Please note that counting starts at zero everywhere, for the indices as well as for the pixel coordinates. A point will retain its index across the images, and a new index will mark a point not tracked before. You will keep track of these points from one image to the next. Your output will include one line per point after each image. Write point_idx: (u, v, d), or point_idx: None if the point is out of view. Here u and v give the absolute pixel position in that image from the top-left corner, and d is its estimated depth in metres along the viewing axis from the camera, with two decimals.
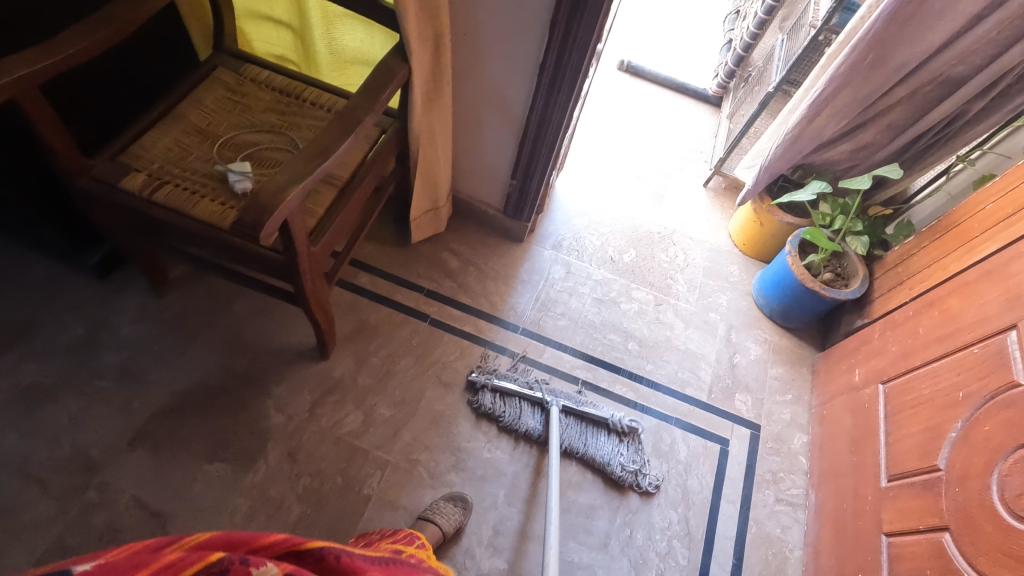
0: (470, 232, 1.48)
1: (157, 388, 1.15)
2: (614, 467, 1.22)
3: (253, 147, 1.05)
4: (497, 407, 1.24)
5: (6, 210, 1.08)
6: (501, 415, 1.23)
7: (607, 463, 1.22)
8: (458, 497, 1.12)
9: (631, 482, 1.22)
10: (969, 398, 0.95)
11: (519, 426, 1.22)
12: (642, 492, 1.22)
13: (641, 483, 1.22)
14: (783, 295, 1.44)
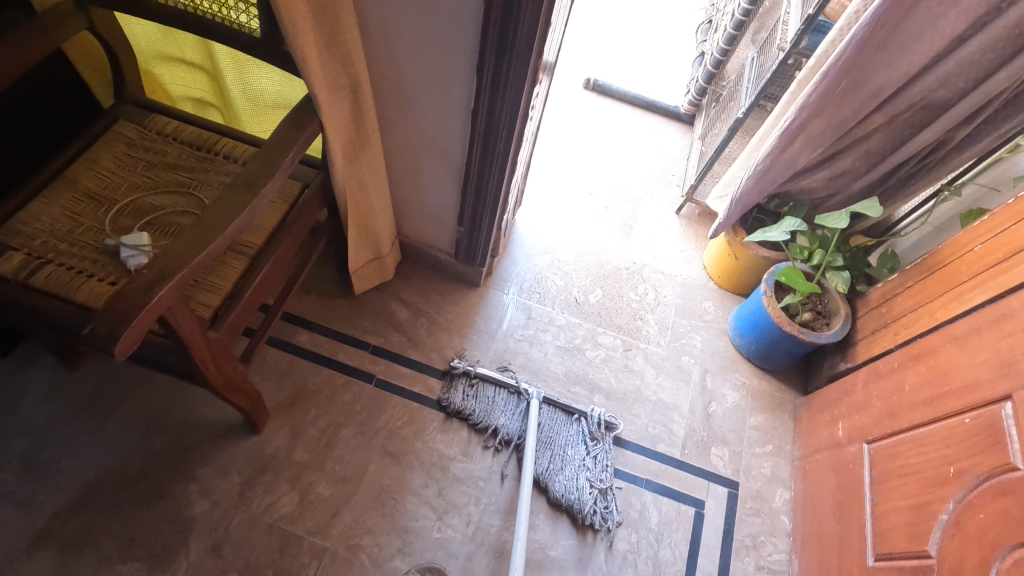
0: (421, 279, 1.37)
1: (65, 479, 1.03)
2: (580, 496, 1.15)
3: (154, 212, 0.93)
4: (470, 407, 1.21)
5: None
6: (474, 415, 1.21)
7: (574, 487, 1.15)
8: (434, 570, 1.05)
9: (592, 517, 1.14)
10: (961, 476, 0.84)
11: (492, 426, 1.20)
12: (604, 526, 1.14)
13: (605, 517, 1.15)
14: (760, 336, 1.33)
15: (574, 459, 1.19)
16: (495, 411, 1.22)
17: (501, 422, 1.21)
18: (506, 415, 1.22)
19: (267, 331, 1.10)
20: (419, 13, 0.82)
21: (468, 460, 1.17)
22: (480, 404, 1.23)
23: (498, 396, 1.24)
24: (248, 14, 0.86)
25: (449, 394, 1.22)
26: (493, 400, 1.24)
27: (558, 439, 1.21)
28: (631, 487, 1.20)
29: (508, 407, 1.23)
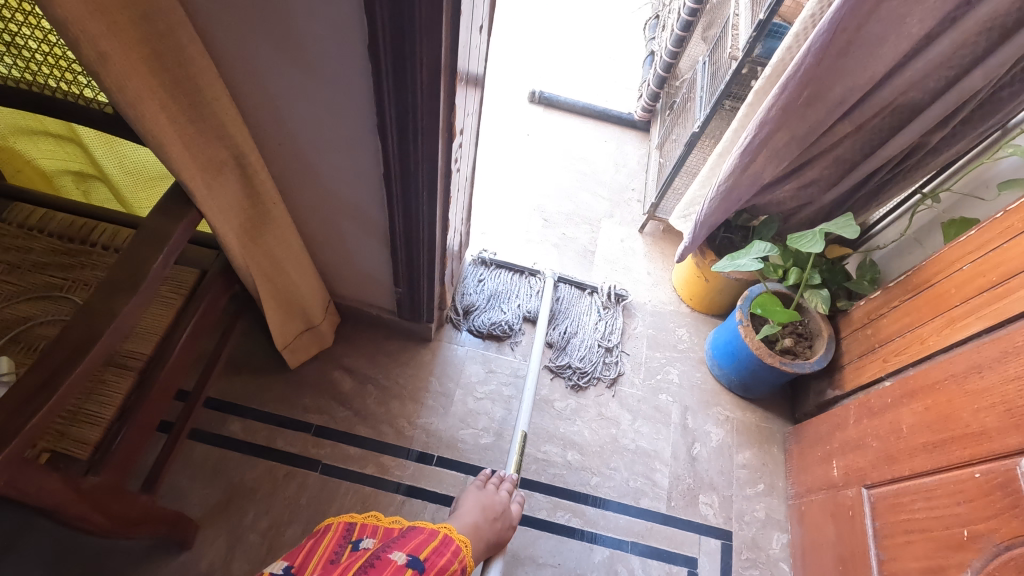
0: (365, 341, 1.23)
1: None
2: (592, 351, 1.31)
3: (18, 326, 0.78)
4: (491, 283, 1.36)
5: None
6: (494, 289, 1.36)
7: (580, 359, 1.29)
8: None
9: (595, 371, 1.28)
10: (978, 542, 0.75)
11: (508, 297, 1.35)
12: (608, 387, 1.27)
13: (608, 378, 1.28)
14: (740, 368, 1.23)
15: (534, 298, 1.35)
16: (506, 296, 1.35)
17: (523, 304, 1.34)
18: (528, 301, 1.35)
19: (186, 427, 0.97)
20: (301, 71, 0.68)
21: None
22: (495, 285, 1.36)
23: (508, 290, 1.36)
24: (94, 86, 0.72)
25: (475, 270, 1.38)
26: (513, 280, 1.38)
27: (574, 309, 1.36)
28: (616, 553, 1.09)
29: (528, 290, 1.37)
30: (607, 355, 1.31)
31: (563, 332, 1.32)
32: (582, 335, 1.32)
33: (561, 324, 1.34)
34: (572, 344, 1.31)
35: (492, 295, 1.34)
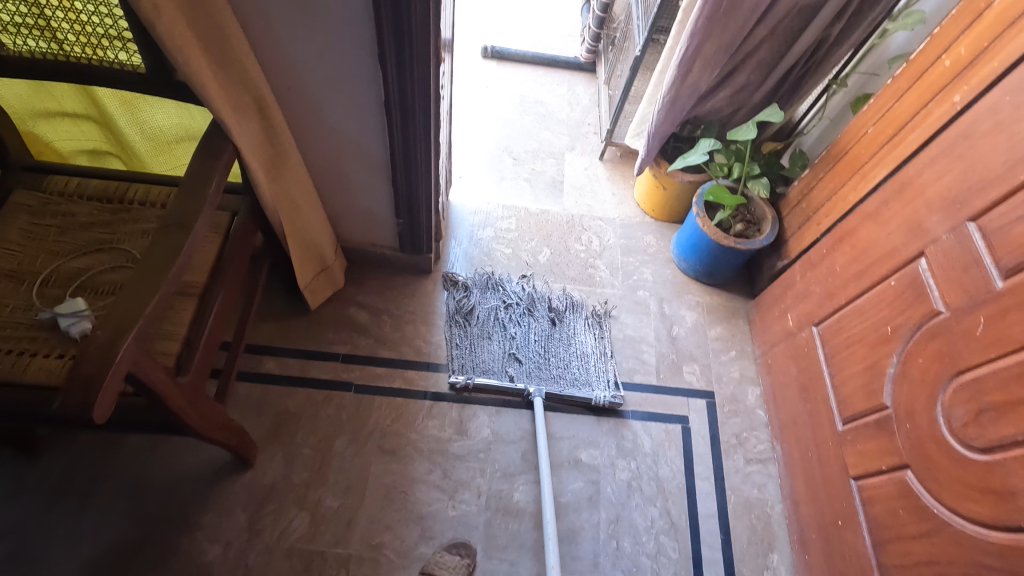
0: (373, 279, 1.37)
1: (61, 566, 1.00)
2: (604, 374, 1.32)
3: (82, 276, 0.89)
4: (472, 305, 1.36)
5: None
6: (473, 318, 1.35)
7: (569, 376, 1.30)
8: (460, 545, 1.09)
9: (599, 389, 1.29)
10: (897, 332, 0.95)
11: (489, 341, 1.33)
12: (597, 329, 1.38)
13: (607, 388, 1.29)
14: (702, 256, 1.42)
15: (522, 323, 1.36)
16: (489, 339, 1.33)
17: (505, 340, 1.34)
18: (506, 334, 1.34)
19: (234, 372, 1.09)
20: (308, 16, 0.81)
21: (464, 437, 1.21)
22: (477, 339, 1.33)
23: (499, 307, 1.37)
24: (127, 51, 0.83)
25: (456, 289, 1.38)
26: (489, 328, 1.34)
27: (563, 331, 1.36)
28: (620, 420, 1.27)
29: (506, 321, 1.35)
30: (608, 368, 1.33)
31: (565, 337, 1.35)
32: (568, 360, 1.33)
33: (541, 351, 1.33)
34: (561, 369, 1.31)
35: (476, 342, 1.32)
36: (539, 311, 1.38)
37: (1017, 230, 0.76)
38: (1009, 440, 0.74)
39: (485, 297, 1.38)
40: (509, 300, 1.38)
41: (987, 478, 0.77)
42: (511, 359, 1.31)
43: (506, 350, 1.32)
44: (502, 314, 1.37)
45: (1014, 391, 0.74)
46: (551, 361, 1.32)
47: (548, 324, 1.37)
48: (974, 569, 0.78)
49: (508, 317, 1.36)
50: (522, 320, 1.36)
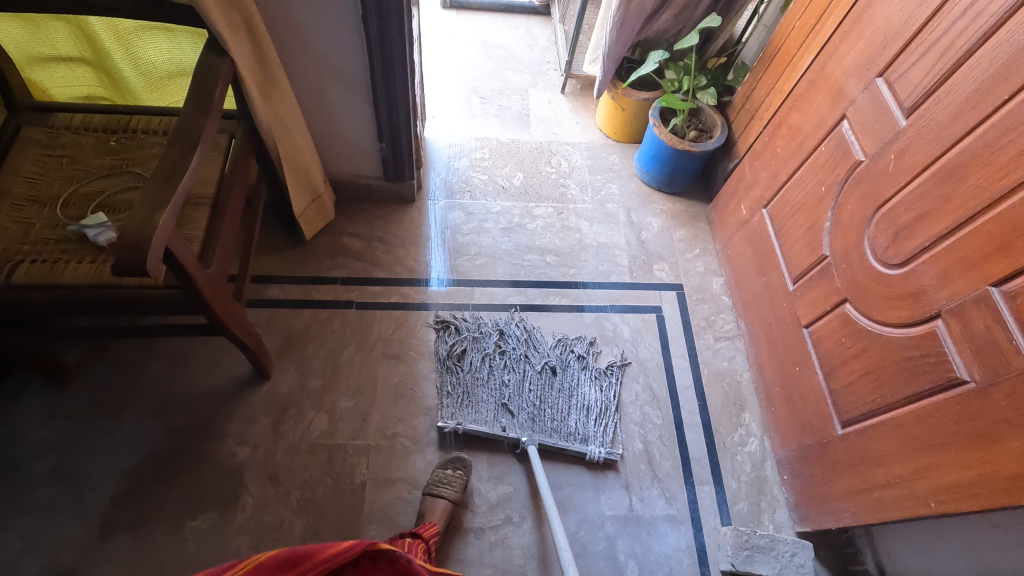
0: (361, 210, 1.46)
1: (104, 475, 1.09)
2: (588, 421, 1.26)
3: (99, 196, 0.97)
4: (468, 385, 1.26)
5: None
6: (475, 386, 1.26)
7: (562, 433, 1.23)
8: (456, 461, 1.15)
9: (594, 436, 1.23)
10: (830, 189, 1.09)
11: (476, 393, 1.25)
12: (602, 380, 1.31)
13: (602, 444, 1.22)
14: (662, 166, 1.55)
15: (518, 369, 1.30)
16: (479, 386, 1.26)
17: (493, 388, 1.27)
18: (495, 380, 1.28)
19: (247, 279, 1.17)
20: None
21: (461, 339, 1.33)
22: (473, 382, 1.27)
23: (494, 353, 1.31)
24: None
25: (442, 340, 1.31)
26: (481, 371, 1.28)
27: (564, 378, 1.30)
28: (601, 314, 1.40)
29: (501, 368, 1.29)
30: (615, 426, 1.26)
31: (563, 389, 1.28)
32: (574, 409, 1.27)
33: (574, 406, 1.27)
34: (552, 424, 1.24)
35: (470, 392, 1.25)
36: (535, 351, 1.33)
37: (914, 73, 0.90)
38: (919, 248, 0.89)
39: (470, 330, 1.34)
40: (481, 345, 1.32)
41: (905, 286, 0.92)
42: (502, 408, 1.24)
43: (500, 398, 1.25)
44: (501, 364, 1.30)
45: (920, 207, 0.89)
46: (546, 414, 1.25)
47: (546, 373, 1.30)
48: (902, 364, 0.92)
49: (493, 361, 1.30)
50: (512, 367, 1.30)
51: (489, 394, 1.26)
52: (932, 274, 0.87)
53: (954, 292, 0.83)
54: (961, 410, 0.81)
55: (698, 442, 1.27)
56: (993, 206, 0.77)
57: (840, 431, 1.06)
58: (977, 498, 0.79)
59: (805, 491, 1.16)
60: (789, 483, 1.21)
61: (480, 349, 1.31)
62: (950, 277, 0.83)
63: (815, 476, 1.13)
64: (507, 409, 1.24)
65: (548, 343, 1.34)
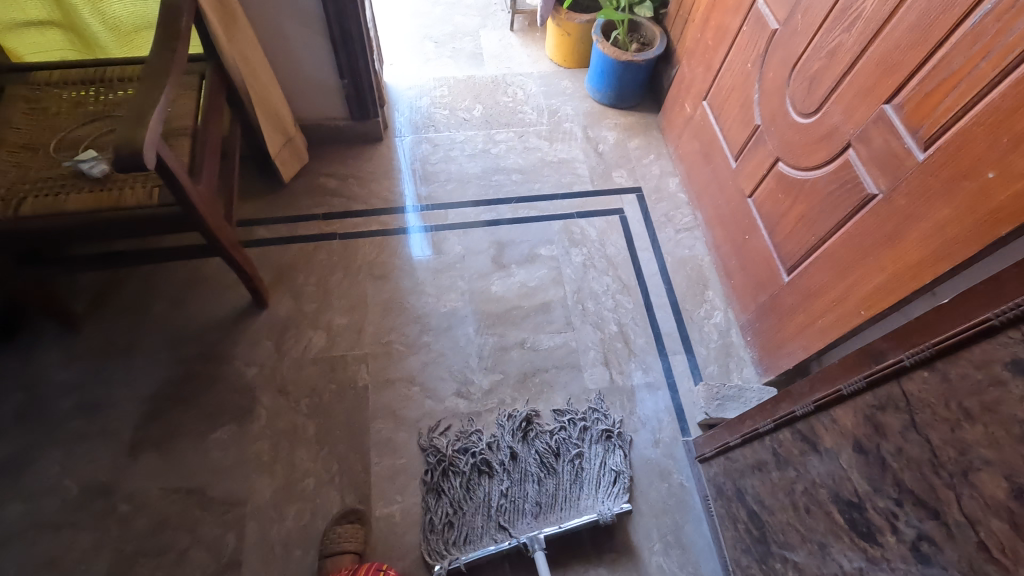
0: (333, 152, 1.55)
1: (124, 403, 1.18)
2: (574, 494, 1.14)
3: (87, 138, 1.05)
4: (533, 148, 1.63)
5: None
6: (484, 182, 1.55)
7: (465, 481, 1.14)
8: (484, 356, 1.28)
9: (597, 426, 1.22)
10: (754, 63, 1.20)
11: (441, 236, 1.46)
12: (524, 434, 1.20)
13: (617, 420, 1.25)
14: (611, 82, 1.66)
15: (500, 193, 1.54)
16: (480, 179, 1.56)
17: (505, 164, 1.59)
18: (520, 157, 1.61)
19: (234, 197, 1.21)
20: None
21: (440, 255, 1.43)
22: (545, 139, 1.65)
23: (502, 168, 1.58)
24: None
25: (416, 276, 1.39)
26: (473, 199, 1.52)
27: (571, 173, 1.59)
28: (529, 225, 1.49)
29: (516, 145, 1.63)
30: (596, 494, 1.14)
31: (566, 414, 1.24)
32: (548, 141, 1.64)
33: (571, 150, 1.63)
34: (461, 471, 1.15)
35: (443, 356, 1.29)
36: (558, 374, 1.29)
37: None
38: (828, 91, 1.00)
39: (491, 177, 1.56)
40: (507, 150, 1.62)
41: (821, 129, 1.03)
42: (520, 159, 1.60)
43: (522, 157, 1.61)
44: (504, 181, 1.56)
45: (825, 54, 1.00)
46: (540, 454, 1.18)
47: (534, 163, 1.60)
48: (825, 199, 1.04)
49: (515, 161, 1.60)
50: (524, 176, 1.58)
51: (529, 166, 1.60)
52: (840, 111, 0.98)
53: (858, 120, 0.94)
54: (875, 220, 0.93)
55: (668, 319, 1.39)
56: (881, 33, 0.88)
57: (786, 279, 1.18)
58: (895, 292, 0.91)
59: (766, 344, 1.28)
60: (752, 341, 1.33)
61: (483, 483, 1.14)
62: (854, 108, 0.95)
63: (772, 326, 1.25)
64: (523, 155, 1.61)
65: (528, 132, 1.66)
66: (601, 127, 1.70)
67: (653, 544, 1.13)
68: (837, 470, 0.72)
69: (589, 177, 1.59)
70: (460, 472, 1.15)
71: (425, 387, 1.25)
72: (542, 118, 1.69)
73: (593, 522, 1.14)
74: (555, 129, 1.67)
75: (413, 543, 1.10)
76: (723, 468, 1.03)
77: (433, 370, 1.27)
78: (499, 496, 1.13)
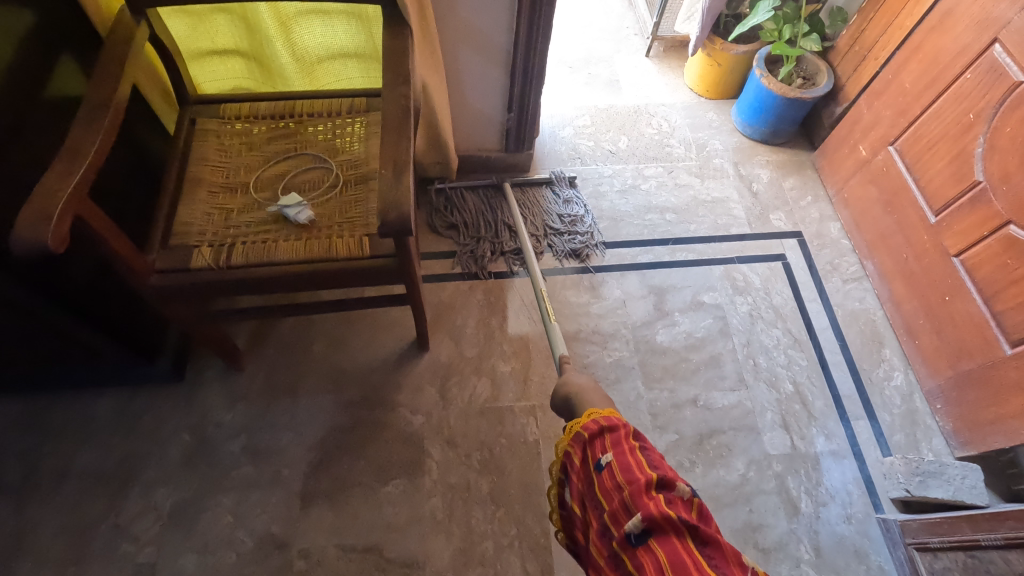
0: (481, 184, 1.49)
1: (291, 451, 1.14)
2: (548, 214, 1.44)
3: (286, 180, 1.01)
4: (684, 183, 1.55)
5: (56, 344, 1.01)
6: (636, 220, 1.48)
7: (470, 229, 1.40)
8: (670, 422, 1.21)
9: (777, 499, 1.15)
10: (981, 115, 1.10)
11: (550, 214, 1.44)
12: (556, 223, 1.43)
13: (804, 485, 1.17)
14: (768, 117, 1.57)
15: (660, 234, 1.46)
16: (632, 217, 1.48)
17: (656, 202, 1.51)
18: (670, 195, 1.53)
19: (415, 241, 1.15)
20: None
21: (600, 299, 1.36)
22: (696, 175, 1.57)
23: (653, 207, 1.50)
24: None
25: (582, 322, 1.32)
26: (631, 239, 1.45)
27: (728, 213, 1.51)
28: (693, 270, 1.41)
29: (665, 181, 1.55)
30: (565, 210, 1.45)
31: (564, 201, 1.46)
32: (699, 178, 1.56)
33: (728, 188, 1.55)
34: (465, 220, 1.40)
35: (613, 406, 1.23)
36: (731, 423, 1.22)
37: None
38: None
39: (643, 215, 1.49)
40: (656, 186, 1.54)
41: None
42: (671, 196, 1.52)
43: (672, 192, 1.53)
44: (661, 222, 1.48)
45: None
46: (552, 224, 1.42)
47: (687, 200, 1.52)
48: None
49: (666, 197, 1.52)
50: (680, 215, 1.49)
51: (681, 203, 1.51)
52: None
53: None
54: None
55: (846, 380, 1.29)
56: None
57: (1009, 352, 1.08)
58: None
59: (967, 418, 1.18)
60: (945, 410, 1.23)
61: (512, 241, 1.39)
62: None
63: (980, 400, 1.14)
64: (672, 191, 1.53)
65: (676, 167, 1.58)
66: (753, 164, 1.61)
67: None
68: None
69: (746, 219, 1.50)
70: (473, 234, 1.39)
71: None
72: (690, 152, 1.61)
73: None
74: (704, 164, 1.59)
75: None
76: (963, 566, 0.94)
77: None
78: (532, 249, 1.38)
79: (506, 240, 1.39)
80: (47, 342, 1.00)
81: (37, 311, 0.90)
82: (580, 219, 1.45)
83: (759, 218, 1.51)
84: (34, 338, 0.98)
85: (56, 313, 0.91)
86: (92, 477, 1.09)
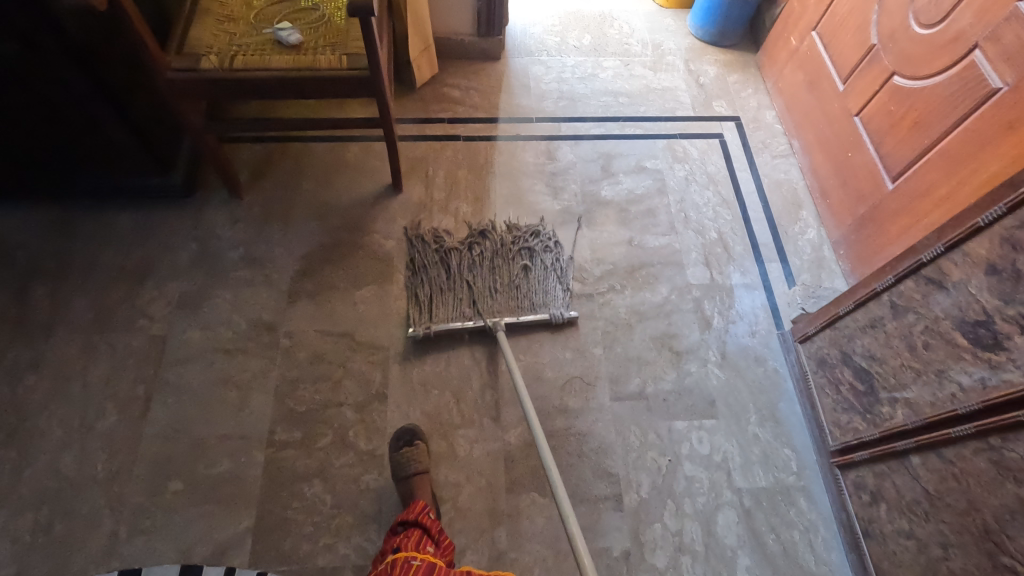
0: (456, 67, 1.69)
1: (281, 260, 1.34)
2: (514, 263, 1.34)
3: (279, 14, 1.20)
4: (638, 75, 1.74)
5: (90, 141, 1.22)
6: (592, 102, 1.67)
7: (438, 286, 1.30)
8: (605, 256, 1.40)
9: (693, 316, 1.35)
10: None
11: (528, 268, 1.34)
12: (534, 263, 1.35)
13: (718, 307, 1.37)
14: (716, 18, 1.75)
15: (613, 113, 1.65)
16: (589, 99, 1.67)
17: (611, 88, 1.70)
18: (625, 83, 1.72)
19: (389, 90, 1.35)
20: None
21: (554, 161, 1.55)
22: (650, 69, 1.75)
23: (609, 91, 1.69)
24: None
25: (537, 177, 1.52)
26: (587, 116, 1.64)
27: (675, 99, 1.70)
28: (640, 143, 1.60)
29: (622, 72, 1.74)
30: (545, 255, 1.37)
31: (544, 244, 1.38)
32: (652, 71, 1.75)
33: (678, 79, 1.74)
34: (428, 286, 1.29)
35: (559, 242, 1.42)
36: (659, 259, 1.42)
37: None
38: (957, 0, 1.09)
39: (599, 98, 1.68)
40: (612, 75, 1.73)
41: (946, 36, 1.12)
42: (625, 84, 1.71)
43: (627, 82, 1.72)
44: (615, 104, 1.67)
45: None
46: (531, 276, 1.33)
47: (639, 88, 1.71)
48: (942, 103, 1.13)
49: (621, 86, 1.71)
50: (632, 99, 1.68)
51: (634, 91, 1.70)
52: (970, 16, 1.07)
53: (989, 22, 1.03)
54: (997, 112, 1.02)
55: (764, 231, 1.49)
56: None
57: (890, 186, 1.27)
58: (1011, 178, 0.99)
59: (860, 253, 1.37)
60: (845, 253, 1.42)
61: (472, 311, 1.27)
62: (985, 12, 1.04)
63: (870, 236, 1.33)
64: (627, 81, 1.72)
65: (633, 62, 1.76)
66: (702, 62, 1.79)
67: (750, 416, 1.24)
68: (966, 298, 0.85)
69: (690, 104, 1.69)
70: (442, 302, 1.28)
71: (542, 270, 1.38)
72: (646, 50, 1.80)
73: (695, 393, 1.26)
74: (657, 60, 1.78)
75: (534, 394, 1.23)
76: (830, 340, 1.14)
77: (551, 257, 1.40)
78: (503, 306, 1.29)
79: (483, 301, 1.28)
80: (83, 137, 1.21)
81: (80, 94, 1.12)
82: (555, 265, 1.37)
83: (703, 104, 1.70)
84: (74, 132, 1.20)
85: (96, 99, 1.14)
86: (115, 270, 1.30)
